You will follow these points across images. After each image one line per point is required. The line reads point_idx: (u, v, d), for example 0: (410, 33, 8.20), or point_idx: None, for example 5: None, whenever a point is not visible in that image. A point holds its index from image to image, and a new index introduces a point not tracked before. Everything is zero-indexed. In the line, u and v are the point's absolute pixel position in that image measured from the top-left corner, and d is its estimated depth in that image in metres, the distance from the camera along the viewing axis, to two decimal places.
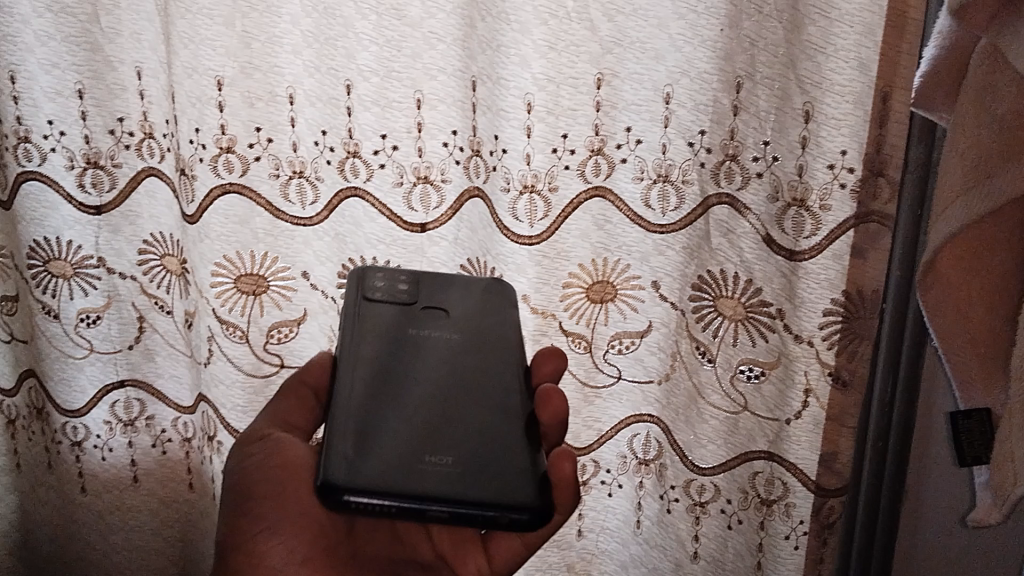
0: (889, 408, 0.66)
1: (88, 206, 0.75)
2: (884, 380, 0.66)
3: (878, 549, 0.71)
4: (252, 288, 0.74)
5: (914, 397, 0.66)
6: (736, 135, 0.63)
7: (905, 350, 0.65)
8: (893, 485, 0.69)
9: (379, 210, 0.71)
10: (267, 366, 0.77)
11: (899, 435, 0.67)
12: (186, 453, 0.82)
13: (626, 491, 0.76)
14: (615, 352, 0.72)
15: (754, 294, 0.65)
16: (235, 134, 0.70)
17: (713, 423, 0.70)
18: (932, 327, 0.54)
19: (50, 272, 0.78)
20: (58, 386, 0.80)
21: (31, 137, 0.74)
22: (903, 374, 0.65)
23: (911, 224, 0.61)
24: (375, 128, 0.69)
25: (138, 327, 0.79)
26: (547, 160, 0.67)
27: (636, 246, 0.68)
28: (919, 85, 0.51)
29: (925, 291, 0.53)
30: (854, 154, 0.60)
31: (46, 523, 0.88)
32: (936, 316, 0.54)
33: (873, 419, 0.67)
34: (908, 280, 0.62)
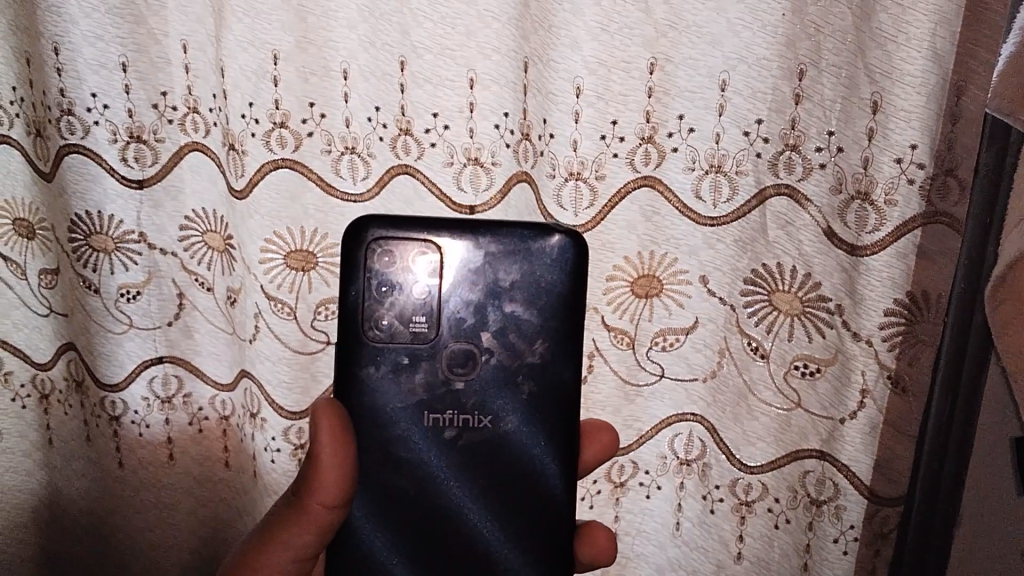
0: (946, 430, 0.62)
1: (131, 179, 0.74)
2: (940, 401, 0.62)
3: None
4: (302, 264, 0.73)
5: (972, 420, 0.62)
6: (797, 124, 0.61)
7: (966, 369, 0.60)
8: (946, 513, 0.65)
9: (428, 189, 0.69)
10: (314, 343, 0.75)
11: (955, 458, 0.63)
12: (223, 430, 0.81)
13: (664, 492, 0.74)
14: (658, 348, 0.70)
15: (812, 287, 0.63)
16: (289, 109, 0.69)
17: (764, 419, 0.68)
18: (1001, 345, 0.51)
19: (91, 246, 0.77)
20: (98, 361, 0.79)
21: (75, 110, 0.73)
22: (961, 395, 0.61)
23: (979, 235, 0.56)
24: (426, 106, 0.67)
25: (178, 304, 0.78)
26: (595, 146, 0.65)
27: (684, 239, 0.66)
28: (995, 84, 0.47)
29: (994, 307, 0.50)
30: (925, 149, 0.57)
31: (81, 499, 0.87)
32: (1008, 333, 0.50)
33: (928, 441, 0.63)
34: (972, 296, 0.58)
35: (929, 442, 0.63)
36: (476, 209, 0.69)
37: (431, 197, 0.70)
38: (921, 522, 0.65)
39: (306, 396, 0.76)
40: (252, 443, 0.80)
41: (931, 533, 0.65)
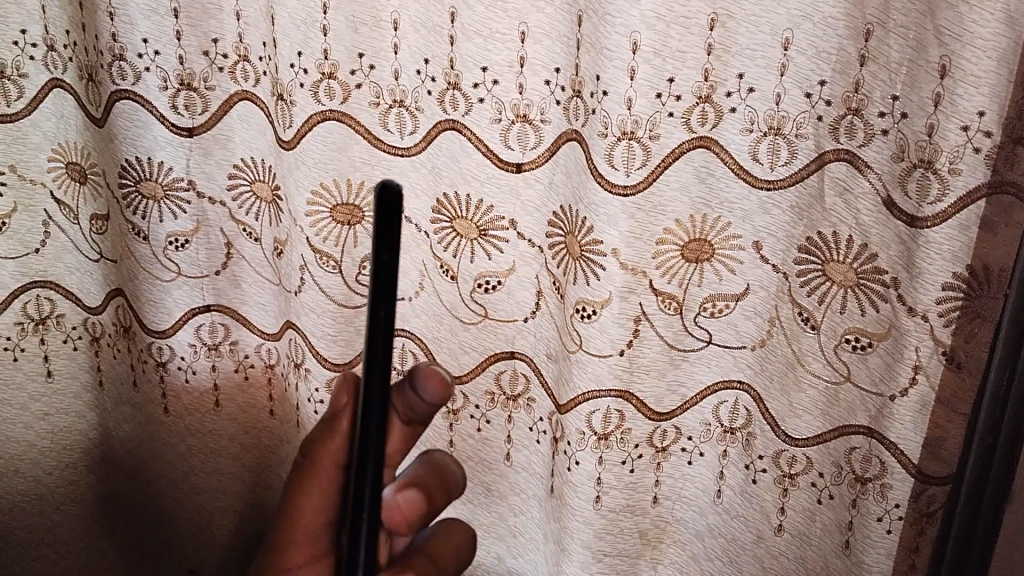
0: (1004, 400, 0.58)
1: (181, 128, 0.74)
2: (1000, 366, 0.58)
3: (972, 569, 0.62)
4: (347, 218, 0.72)
5: None
6: (862, 87, 0.58)
7: None
8: (998, 494, 0.60)
9: (475, 145, 0.68)
10: (359, 297, 0.74)
11: (1012, 433, 0.58)
12: (268, 379, 0.82)
13: (707, 459, 0.73)
14: (706, 314, 0.68)
15: (867, 260, 0.61)
16: (338, 60, 0.68)
17: (812, 392, 0.66)
18: None
19: (141, 193, 0.77)
20: (146, 307, 0.80)
21: (126, 55, 0.73)
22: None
23: None
24: (476, 59, 0.66)
25: (225, 253, 0.78)
26: (650, 105, 0.62)
27: (739, 203, 0.64)
28: None
29: None
30: (993, 116, 0.55)
31: (130, 440, 0.89)
32: None
33: (984, 412, 0.59)
34: None
35: (979, 433, 0.59)
36: (523, 167, 0.68)
37: (477, 154, 0.68)
38: (970, 501, 0.61)
39: (350, 348, 0.76)
40: (295, 393, 0.80)
41: (980, 514, 0.61)
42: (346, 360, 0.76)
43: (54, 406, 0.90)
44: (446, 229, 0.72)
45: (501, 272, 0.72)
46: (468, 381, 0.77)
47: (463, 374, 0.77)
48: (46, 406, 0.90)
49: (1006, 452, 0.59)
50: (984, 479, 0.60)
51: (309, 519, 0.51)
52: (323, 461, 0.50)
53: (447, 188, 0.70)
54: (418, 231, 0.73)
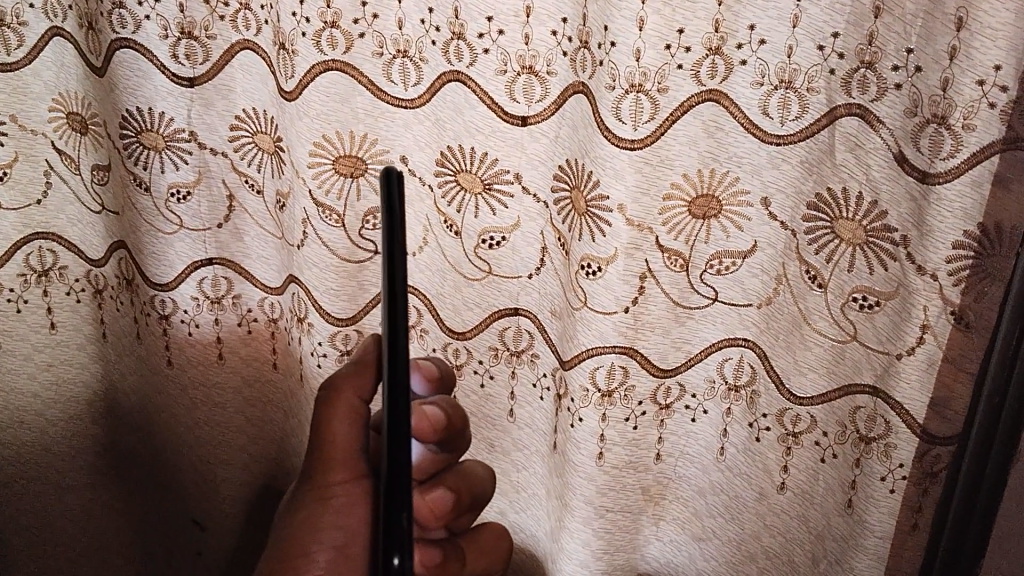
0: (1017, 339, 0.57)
1: (181, 78, 0.73)
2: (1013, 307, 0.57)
3: (978, 516, 0.62)
4: (350, 170, 0.72)
5: None
6: (876, 39, 0.57)
7: None
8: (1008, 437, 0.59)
9: (480, 98, 0.67)
10: (361, 252, 0.74)
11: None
12: (272, 333, 0.82)
13: (711, 417, 0.73)
14: (712, 272, 0.67)
15: (877, 218, 0.60)
16: (340, 8, 0.67)
17: (818, 350, 0.66)
18: None
19: (142, 143, 0.76)
20: (148, 259, 0.79)
21: (126, 3, 0.72)
22: None
23: None
24: (480, 9, 0.64)
25: (227, 206, 0.78)
26: (659, 56, 0.61)
27: (748, 158, 0.63)
28: None
29: None
30: (1009, 70, 0.53)
31: (134, 392, 0.90)
32: None
33: (996, 354, 0.58)
34: None
35: (987, 384, 0.59)
36: (528, 120, 0.67)
37: (481, 107, 0.67)
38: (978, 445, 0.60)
39: (352, 303, 0.76)
40: (299, 347, 0.80)
41: (988, 456, 0.60)
42: (349, 315, 0.76)
43: (58, 358, 0.90)
44: (450, 182, 0.71)
45: (506, 228, 0.71)
46: (471, 338, 0.77)
47: (465, 330, 0.76)
48: (50, 358, 0.90)
49: (1011, 408, 0.58)
50: (989, 435, 0.60)
51: (341, 437, 0.55)
52: (346, 395, 0.56)
53: (451, 141, 0.69)
54: (422, 185, 0.72)
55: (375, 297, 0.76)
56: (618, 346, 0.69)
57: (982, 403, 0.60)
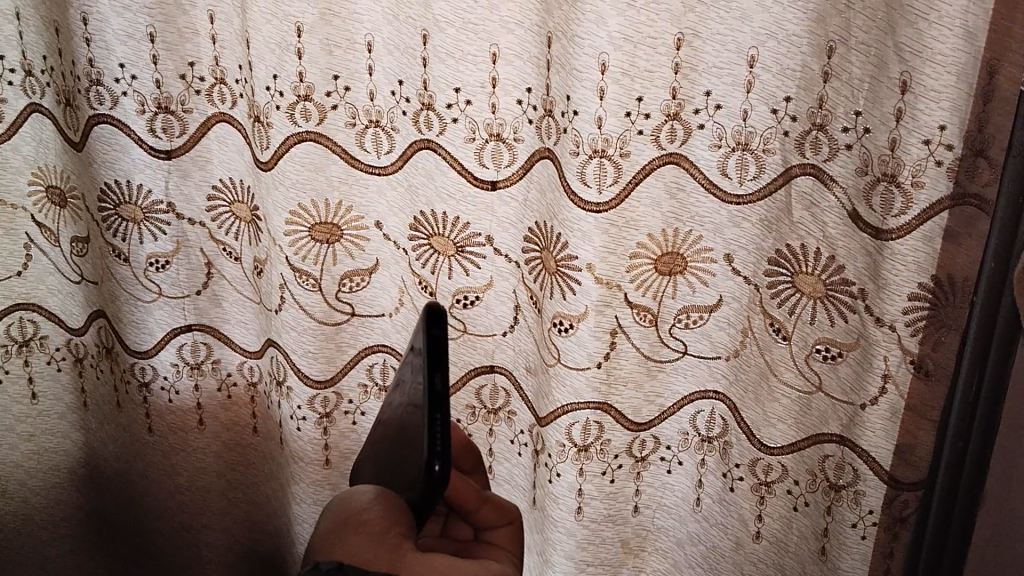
0: (975, 395, 0.60)
1: (159, 151, 0.75)
2: (970, 365, 0.60)
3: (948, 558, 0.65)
4: (326, 237, 0.74)
5: (1003, 383, 0.59)
6: (826, 103, 0.59)
7: (998, 329, 0.58)
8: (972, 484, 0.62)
9: (450, 164, 0.69)
10: (339, 315, 0.76)
11: (982, 426, 0.61)
12: (251, 396, 0.83)
13: (686, 468, 0.74)
14: (681, 325, 0.69)
15: (835, 271, 0.62)
16: (313, 82, 0.69)
17: (785, 401, 0.67)
18: None
19: (121, 215, 0.78)
20: (128, 329, 0.81)
21: (103, 80, 0.74)
22: (993, 354, 0.59)
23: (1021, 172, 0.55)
24: (448, 81, 0.67)
25: (206, 273, 0.79)
26: (620, 123, 0.63)
27: (709, 217, 0.65)
28: None
29: None
30: (954, 130, 0.56)
31: (114, 460, 0.90)
32: None
33: (955, 409, 0.61)
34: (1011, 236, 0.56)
35: (949, 438, 0.62)
36: (498, 185, 0.69)
37: (452, 173, 0.69)
38: (943, 497, 0.63)
39: (331, 365, 0.77)
40: (278, 410, 0.81)
41: (954, 505, 0.63)
42: (327, 378, 0.78)
43: (39, 427, 0.90)
44: (424, 245, 0.72)
45: (479, 287, 0.73)
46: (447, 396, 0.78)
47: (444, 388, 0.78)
48: (32, 427, 0.90)
49: (976, 453, 0.61)
50: (956, 478, 0.62)
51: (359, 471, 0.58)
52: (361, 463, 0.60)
53: (423, 207, 0.71)
54: (396, 249, 0.74)
55: (353, 357, 0.77)
56: (595, 400, 0.71)
57: (944, 458, 0.62)
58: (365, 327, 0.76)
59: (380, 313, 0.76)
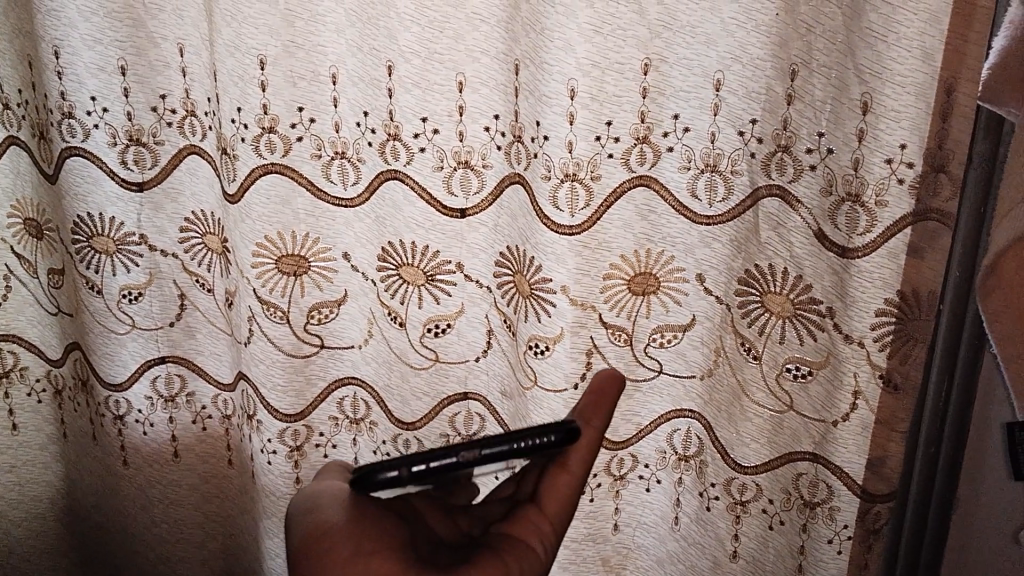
0: (944, 410, 0.63)
1: (131, 183, 0.75)
2: (937, 383, 0.63)
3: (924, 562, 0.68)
4: (294, 269, 0.74)
5: (971, 398, 0.63)
6: (790, 124, 0.60)
7: (963, 349, 0.61)
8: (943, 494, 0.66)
9: (418, 194, 0.69)
10: (307, 347, 0.76)
11: (953, 441, 0.64)
12: (226, 429, 0.83)
13: (665, 486, 0.74)
14: (656, 345, 0.69)
15: (803, 291, 0.63)
16: (278, 114, 0.69)
17: (757, 420, 0.68)
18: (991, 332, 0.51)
19: (93, 247, 0.78)
20: (102, 361, 0.81)
21: (75, 112, 0.74)
22: (960, 374, 0.62)
23: (978, 198, 0.57)
24: (415, 110, 0.67)
25: (178, 304, 0.79)
26: (590, 147, 0.64)
27: (680, 237, 0.66)
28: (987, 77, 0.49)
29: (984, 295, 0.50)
30: (915, 148, 0.56)
31: (94, 493, 0.90)
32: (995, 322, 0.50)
33: (925, 424, 0.64)
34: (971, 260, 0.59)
35: (921, 446, 0.65)
36: (467, 212, 0.69)
37: (420, 203, 0.70)
38: (919, 504, 0.67)
39: (300, 398, 0.78)
40: (249, 443, 0.81)
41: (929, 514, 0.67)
42: (296, 412, 0.78)
43: (21, 459, 0.91)
44: (393, 275, 0.73)
45: (450, 315, 0.73)
46: (420, 428, 0.77)
47: (415, 420, 0.77)
48: (14, 458, 0.90)
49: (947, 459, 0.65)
50: (929, 484, 0.66)
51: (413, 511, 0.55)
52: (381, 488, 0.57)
53: (392, 237, 0.71)
54: (364, 280, 0.74)
55: (321, 393, 0.78)
56: None
57: (918, 468, 0.66)
58: (334, 359, 0.77)
59: (349, 345, 0.76)
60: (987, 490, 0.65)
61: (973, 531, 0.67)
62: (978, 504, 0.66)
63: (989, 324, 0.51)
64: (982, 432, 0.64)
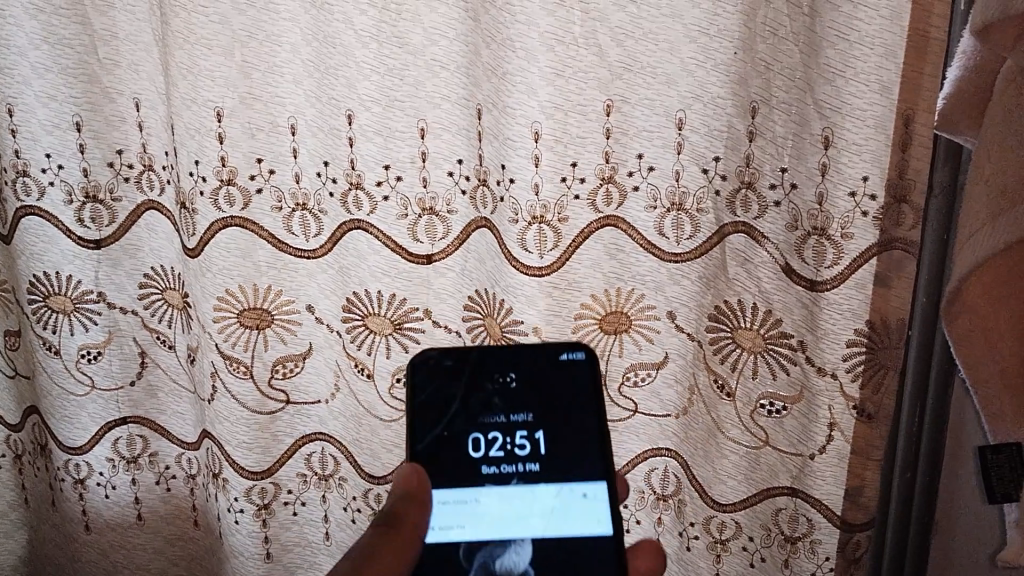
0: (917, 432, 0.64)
1: (88, 240, 0.74)
2: (910, 405, 0.63)
3: None
4: (256, 322, 0.72)
5: (942, 418, 0.62)
6: (752, 161, 0.60)
7: (934, 368, 0.62)
8: (922, 518, 0.65)
9: (382, 242, 0.69)
10: (272, 403, 0.74)
11: (927, 460, 0.64)
12: (191, 490, 0.81)
13: (644, 527, 0.73)
14: (629, 384, 0.69)
15: (773, 325, 0.63)
16: (236, 166, 0.68)
17: (733, 458, 0.67)
18: (958, 355, 0.51)
19: (50, 306, 0.76)
20: (60, 424, 0.79)
21: (30, 170, 0.73)
22: (931, 393, 0.62)
23: (944, 215, 0.58)
24: (377, 158, 0.67)
25: (140, 362, 0.78)
26: (556, 189, 0.64)
27: (650, 276, 0.65)
28: (942, 106, 0.50)
29: (950, 319, 0.50)
30: (877, 179, 0.57)
31: (54, 561, 0.87)
32: (964, 345, 0.51)
33: (900, 445, 0.64)
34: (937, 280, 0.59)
35: (897, 469, 0.65)
36: (433, 258, 0.69)
37: (385, 251, 0.69)
38: (898, 527, 0.66)
39: (267, 455, 0.76)
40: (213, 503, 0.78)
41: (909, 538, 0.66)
42: (265, 469, 0.76)
43: None
44: (359, 326, 0.71)
45: None
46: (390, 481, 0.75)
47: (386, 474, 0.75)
48: None
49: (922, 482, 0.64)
50: (907, 508, 0.66)
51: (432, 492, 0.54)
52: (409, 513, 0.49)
53: (356, 287, 0.70)
54: (329, 332, 0.73)
55: (289, 448, 0.76)
56: None
57: (896, 493, 0.66)
58: (300, 415, 0.75)
59: (315, 400, 0.75)
60: (961, 513, 0.64)
61: (952, 558, 0.65)
62: (954, 533, 0.65)
63: (956, 349, 0.51)
64: (959, 460, 0.63)
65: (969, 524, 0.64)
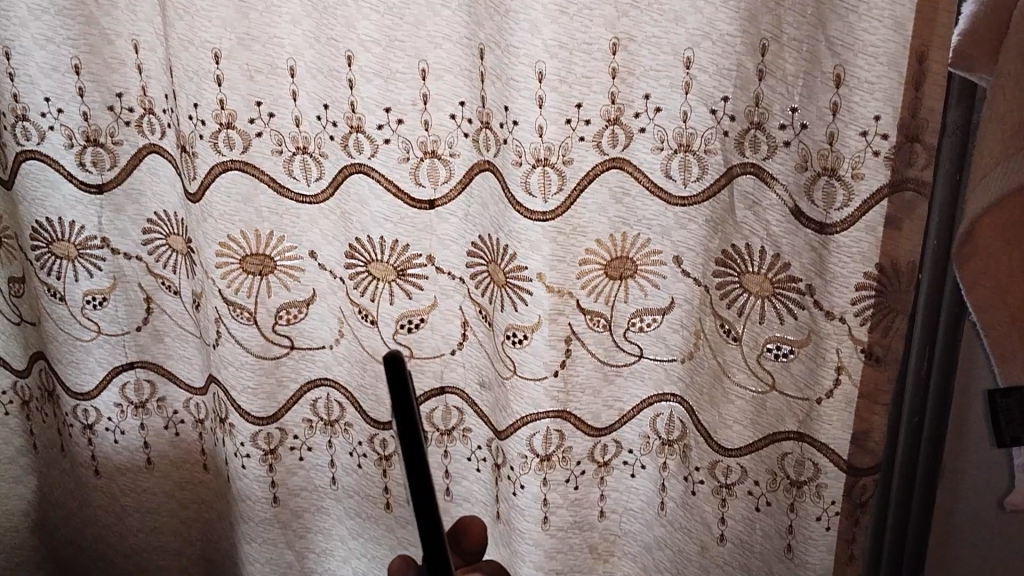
0: (926, 377, 0.63)
1: (89, 185, 0.74)
2: (919, 351, 0.62)
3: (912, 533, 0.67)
4: (259, 268, 0.72)
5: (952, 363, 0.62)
6: (761, 101, 0.59)
7: (943, 313, 0.60)
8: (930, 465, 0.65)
9: (385, 186, 0.68)
10: (277, 348, 0.74)
11: (936, 406, 0.63)
12: (200, 435, 0.81)
13: (649, 472, 0.73)
14: (636, 329, 0.68)
15: (781, 269, 0.62)
16: (235, 109, 0.67)
17: (739, 403, 0.67)
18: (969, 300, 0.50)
19: (53, 252, 0.76)
20: (67, 370, 0.79)
21: (29, 114, 0.72)
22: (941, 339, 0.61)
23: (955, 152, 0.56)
24: (377, 100, 0.66)
25: (145, 308, 0.77)
26: (561, 131, 0.62)
27: (656, 219, 0.64)
28: (955, 43, 0.47)
29: (961, 263, 0.49)
30: (889, 119, 0.55)
31: (63, 506, 0.88)
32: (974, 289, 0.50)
33: (908, 391, 0.63)
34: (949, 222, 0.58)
35: (904, 416, 0.64)
36: (436, 203, 0.68)
37: (387, 195, 0.68)
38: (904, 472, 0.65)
39: (273, 401, 0.76)
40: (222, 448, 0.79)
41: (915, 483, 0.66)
42: (271, 414, 0.76)
43: None
44: (363, 272, 0.71)
45: (424, 309, 0.71)
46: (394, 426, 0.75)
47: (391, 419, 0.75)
48: None
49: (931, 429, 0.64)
50: (916, 452, 0.65)
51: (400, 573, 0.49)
52: None
53: (359, 232, 0.70)
54: (332, 277, 0.72)
55: (294, 394, 0.77)
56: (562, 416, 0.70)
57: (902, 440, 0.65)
58: (305, 361, 0.75)
59: (320, 346, 0.75)
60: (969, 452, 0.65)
61: (960, 494, 0.66)
62: (961, 473, 0.66)
63: (969, 295, 0.50)
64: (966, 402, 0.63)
65: (978, 462, 0.65)
